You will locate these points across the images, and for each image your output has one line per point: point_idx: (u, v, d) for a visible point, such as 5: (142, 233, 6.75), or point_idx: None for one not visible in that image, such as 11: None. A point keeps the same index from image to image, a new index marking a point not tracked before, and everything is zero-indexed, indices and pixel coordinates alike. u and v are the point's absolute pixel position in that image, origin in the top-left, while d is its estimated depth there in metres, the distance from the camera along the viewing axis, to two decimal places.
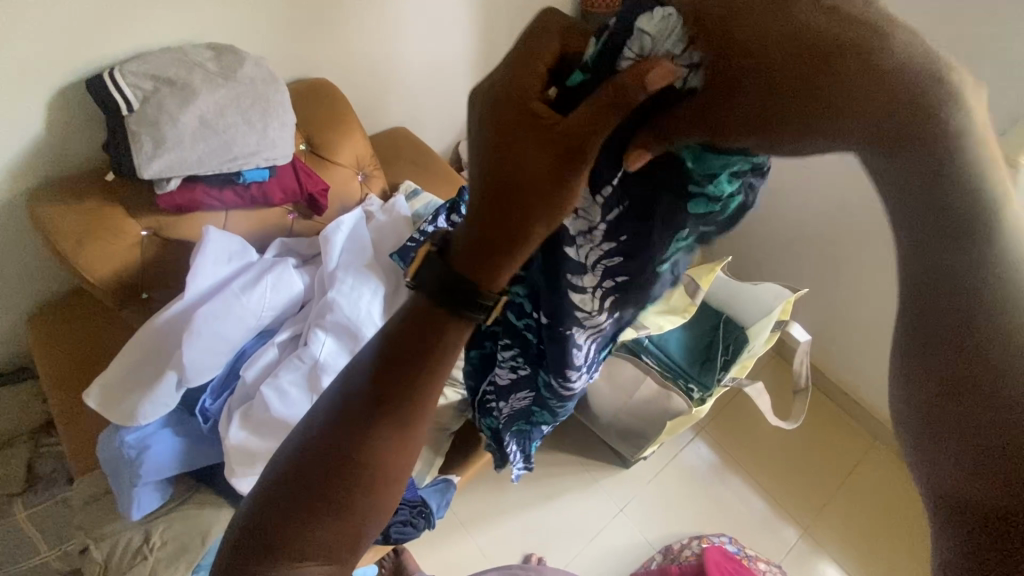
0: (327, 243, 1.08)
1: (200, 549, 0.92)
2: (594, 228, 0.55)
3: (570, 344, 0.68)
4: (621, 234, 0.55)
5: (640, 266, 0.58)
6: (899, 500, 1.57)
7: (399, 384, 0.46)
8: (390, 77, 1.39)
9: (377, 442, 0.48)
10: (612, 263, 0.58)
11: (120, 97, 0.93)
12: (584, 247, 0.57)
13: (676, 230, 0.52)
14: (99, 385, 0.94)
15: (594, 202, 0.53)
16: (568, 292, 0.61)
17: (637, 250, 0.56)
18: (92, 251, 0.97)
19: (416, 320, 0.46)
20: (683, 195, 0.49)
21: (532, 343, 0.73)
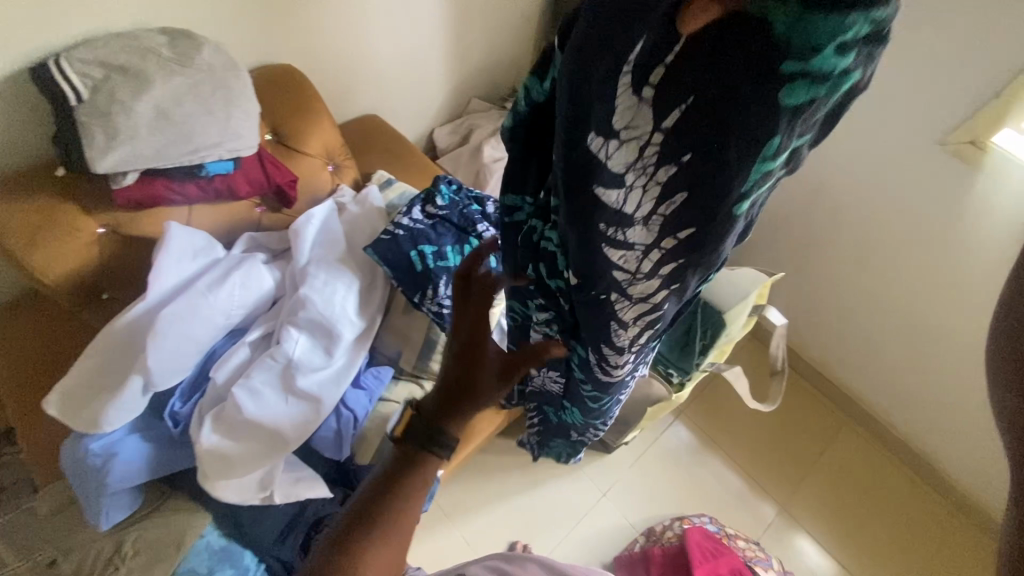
0: (297, 236, 1.04)
1: (175, 556, 0.90)
2: (643, 150, 0.40)
3: (612, 315, 0.60)
4: (680, 155, 0.40)
5: (704, 213, 0.44)
6: (872, 475, 1.62)
7: (388, 506, 0.62)
8: (360, 63, 1.35)
9: (366, 549, 0.61)
10: (666, 208, 0.45)
11: (68, 87, 0.87)
12: (628, 184, 0.43)
13: (762, 147, 0.37)
14: (59, 392, 0.89)
15: (641, 106, 0.38)
16: (603, 248, 0.49)
17: (703, 182, 0.41)
18: (44, 251, 0.92)
19: (404, 457, 0.63)
20: (778, 85, 0.34)
21: (566, 309, 0.63)
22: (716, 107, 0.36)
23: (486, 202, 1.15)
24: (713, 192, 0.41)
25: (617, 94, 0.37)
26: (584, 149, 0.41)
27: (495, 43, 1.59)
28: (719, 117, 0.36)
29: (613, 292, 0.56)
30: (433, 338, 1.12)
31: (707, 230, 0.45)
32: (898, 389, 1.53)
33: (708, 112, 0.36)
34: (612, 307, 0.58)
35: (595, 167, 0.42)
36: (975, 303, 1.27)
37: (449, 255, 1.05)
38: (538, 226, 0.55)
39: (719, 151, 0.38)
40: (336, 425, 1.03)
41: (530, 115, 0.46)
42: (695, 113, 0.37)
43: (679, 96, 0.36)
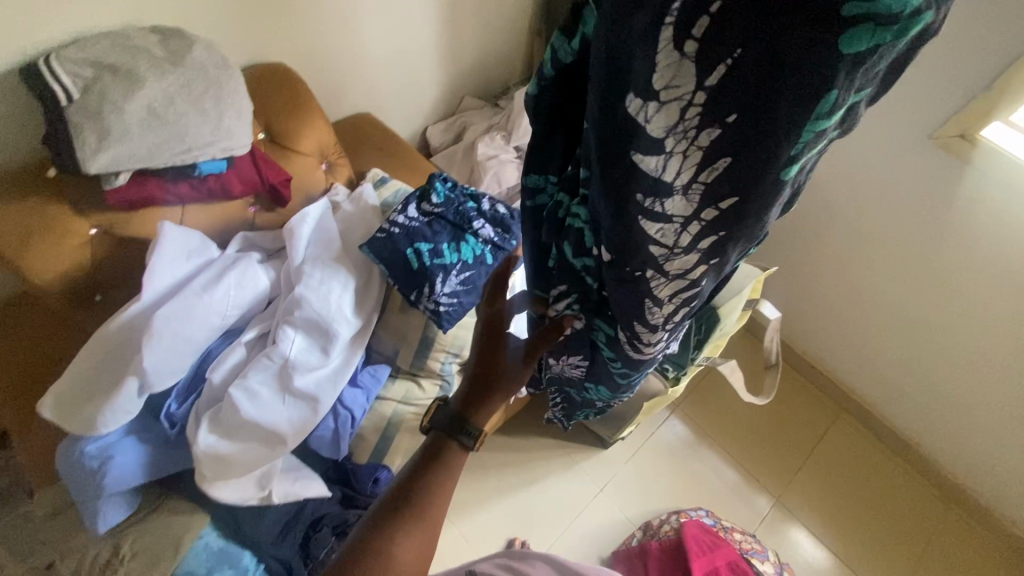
0: (292, 236, 1.04)
1: (173, 558, 0.89)
2: (686, 112, 0.35)
3: (643, 302, 0.52)
4: (724, 116, 0.34)
5: (750, 180, 0.37)
6: (866, 466, 1.64)
7: (420, 489, 0.63)
8: (353, 61, 1.34)
9: (397, 531, 0.62)
10: (708, 175, 0.38)
11: (59, 87, 0.86)
12: (668, 151, 0.37)
13: (820, 103, 0.31)
14: (53, 395, 0.88)
15: (683, 61, 0.32)
16: (641, 220, 0.43)
17: (750, 147, 0.35)
18: (36, 252, 0.91)
19: (433, 445, 0.65)
20: (838, 29, 0.28)
21: (593, 290, 0.56)
22: (768, 52, 0.30)
23: (482, 198, 1.14)
24: (761, 156, 0.35)
25: (655, 47, 0.32)
26: (622, 114, 0.36)
27: (487, 40, 1.59)
28: (771, 67, 0.30)
29: (646, 275, 0.48)
30: (430, 336, 1.11)
31: (755, 201, 0.38)
32: (890, 381, 1.55)
33: (762, 62, 0.30)
34: (645, 294, 0.51)
35: (633, 130, 0.37)
36: (965, 296, 1.29)
37: (445, 252, 1.05)
38: (565, 199, 0.50)
39: (771, 108, 0.32)
40: (333, 424, 1.03)
41: (556, 79, 0.42)
42: (746, 63, 0.31)
43: (726, 43, 0.31)
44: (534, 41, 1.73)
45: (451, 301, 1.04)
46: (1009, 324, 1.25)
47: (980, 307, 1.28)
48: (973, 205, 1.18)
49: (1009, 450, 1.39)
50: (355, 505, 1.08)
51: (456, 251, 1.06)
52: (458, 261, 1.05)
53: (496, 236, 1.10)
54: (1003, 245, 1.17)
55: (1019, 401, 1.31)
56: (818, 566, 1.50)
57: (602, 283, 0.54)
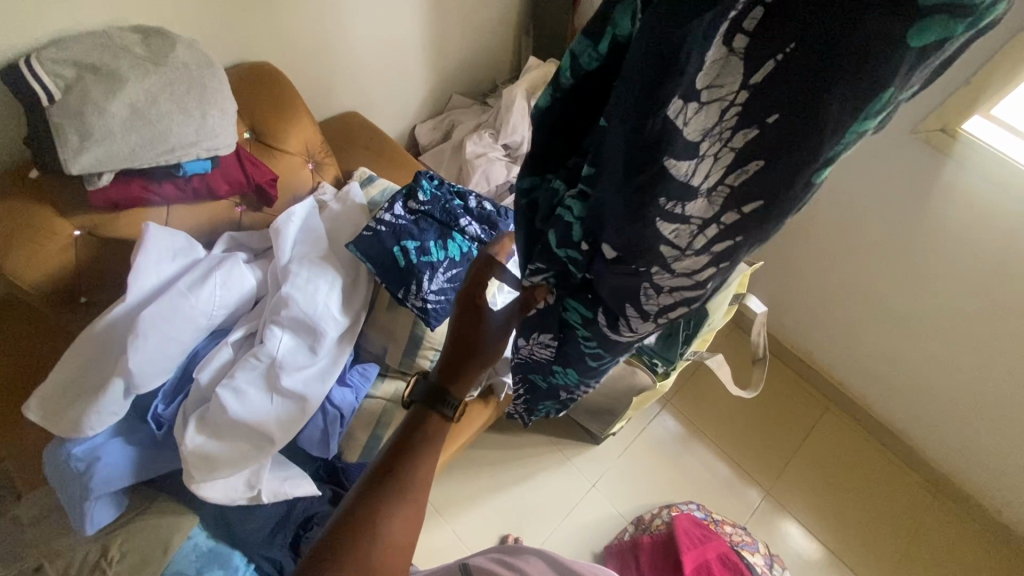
0: (278, 235, 1.03)
1: (162, 559, 0.89)
2: (723, 113, 0.34)
3: (633, 300, 0.49)
4: (765, 115, 0.33)
5: (782, 183, 0.35)
6: (854, 458, 1.66)
7: (402, 460, 0.64)
8: (338, 60, 1.34)
9: (381, 503, 0.62)
10: (736, 178, 0.37)
11: (40, 87, 0.85)
12: (701, 154, 0.36)
13: (874, 101, 0.29)
14: (38, 396, 0.88)
15: (730, 57, 0.32)
16: (657, 220, 0.40)
17: (784, 153, 0.33)
18: (21, 254, 0.90)
19: (413, 420, 0.67)
20: (909, 18, 0.27)
21: (574, 276, 0.54)
22: (821, 48, 0.29)
23: (468, 196, 1.15)
24: (802, 159, 0.33)
25: (707, 45, 0.32)
26: (660, 119, 0.35)
27: (474, 38, 1.59)
28: (827, 61, 0.29)
29: (645, 279, 0.46)
30: (418, 334, 1.11)
31: (782, 209, 0.36)
32: (876, 372, 1.57)
33: (814, 59, 0.30)
34: (640, 295, 0.48)
35: (665, 132, 0.36)
36: (949, 287, 1.31)
37: (432, 249, 1.05)
38: (562, 190, 0.48)
39: (819, 108, 0.31)
40: (322, 423, 1.02)
41: (575, 85, 0.43)
42: (796, 58, 0.30)
43: (777, 39, 0.31)
44: (522, 39, 1.74)
45: (438, 298, 1.04)
46: (991, 314, 1.26)
47: (962, 298, 1.29)
48: (953, 198, 1.20)
49: (995, 439, 1.40)
50: None
51: (443, 249, 1.06)
52: (445, 259, 1.06)
53: (482, 232, 1.11)
54: (984, 236, 1.19)
55: (1002, 391, 1.33)
56: (809, 558, 1.51)
57: (586, 273, 0.52)
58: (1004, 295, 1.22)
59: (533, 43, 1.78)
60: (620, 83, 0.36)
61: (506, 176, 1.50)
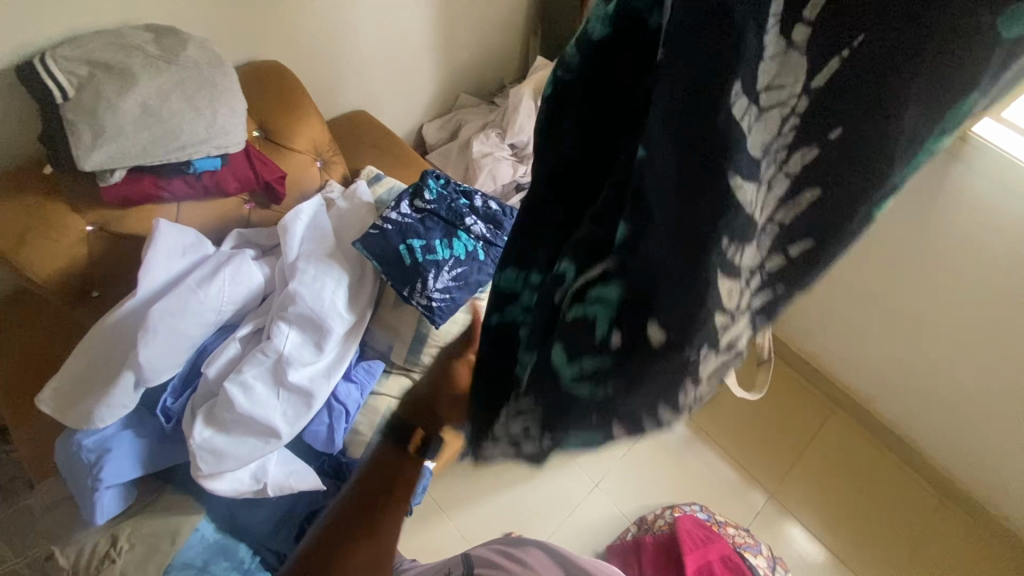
0: (286, 233, 1.05)
1: (168, 550, 0.90)
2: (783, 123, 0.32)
3: (674, 404, 0.37)
4: (827, 130, 0.32)
5: (842, 208, 0.34)
6: (859, 462, 1.65)
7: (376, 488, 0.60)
8: (347, 59, 1.35)
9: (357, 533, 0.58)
10: (787, 213, 0.36)
11: (55, 85, 0.88)
12: (761, 176, 0.32)
13: (954, 110, 0.30)
14: (51, 388, 0.90)
15: (790, 52, 0.30)
16: (715, 273, 0.33)
17: (846, 173, 0.33)
18: (35, 247, 0.92)
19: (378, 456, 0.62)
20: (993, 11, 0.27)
21: (581, 402, 0.40)
22: (888, 51, 0.28)
23: (474, 195, 1.15)
24: (859, 184, 0.33)
25: (764, 30, 0.28)
26: (721, 120, 0.29)
27: (482, 38, 1.60)
28: (905, 60, 0.28)
29: (692, 372, 0.36)
30: (422, 332, 1.12)
31: (832, 243, 0.36)
32: (882, 376, 1.56)
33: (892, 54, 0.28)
34: (678, 395, 0.37)
35: (730, 136, 0.30)
36: (955, 290, 1.30)
37: (438, 248, 1.06)
38: (570, 275, 0.39)
39: (891, 119, 0.30)
40: (328, 420, 1.04)
41: (584, 71, 0.36)
42: (866, 53, 0.28)
43: (842, 36, 0.29)
44: (530, 40, 1.75)
45: (443, 296, 1.04)
46: (996, 317, 1.26)
47: (968, 301, 1.29)
48: (959, 200, 1.20)
49: (1002, 443, 1.39)
50: None
51: (448, 247, 1.06)
52: (450, 257, 1.06)
53: (487, 231, 1.11)
54: (990, 238, 1.19)
55: (1009, 395, 1.32)
56: (810, 560, 1.51)
57: (606, 390, 0.38)
58: (1011, 298, 1.21)
59: (541, 44, 1.79)
60: (658, 82, 0.30)
61: (512, 175, 1.50)
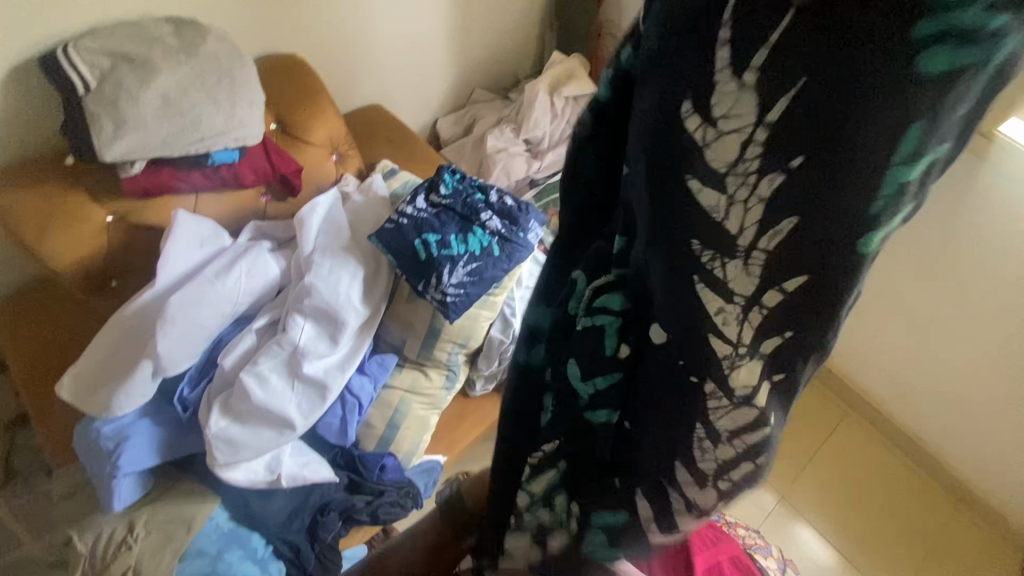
0: (302, 226, 1.06)
1: (185, 537, 0.92)
2: (744, 147, 0.25)
3: (685, 458, 0.36)
4: (790, 160, 0.25)
5: (833, 257, 0.26)
6: (872, 467, 1.63)
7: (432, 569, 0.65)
8: (363, 52, 1.36)
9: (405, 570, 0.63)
10: (762, 260, 0.28)
11: (77, 77, 0.89)
12: (725, 202, 0.27)
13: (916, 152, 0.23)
14: (72, 376, 0.92)
15: (743, 89, 0.24)
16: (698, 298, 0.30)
17: (819, 211, 0.26)
18: (56, 237, 0.94)
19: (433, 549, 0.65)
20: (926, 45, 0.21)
21: (600, 443, 0.39)
22: (841, 76, 0.22)
23: (489, 190, 1.14)
24: (836, 227, 0.26)
25: (711, 54, 0.24)
26: (679, 140, 0.26)
27: (498, 33, 1.60)
28: (859, 93, 0.22)
29: (696, 415, 0.34)
30: (436, 326, 1.12)
31: (829, 302, 0.28)
32: (899, 378, 1.54)
33: (842, 81, 0.22)
34: (692, 450, 0.35)
35: (685, 151, 0.27)
36: (974, 291, 1.28)
37: (453, 243, 1.05)
38: (582, 284, 0.36)
39: (854, 152, 0.24)
40: (341, 413, 1.05)
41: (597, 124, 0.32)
42: (816, 83, 0.23)
43: (790, 67, 0.23)
44: (546, 34, 1.74)
45: (457, 292, 1.04)
46: (1016, 319, 1.24)
47: (988, 302, 1.27)
48: (980, 200, 1.18)
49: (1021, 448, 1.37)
50: (361, 491, 1.06)
51: (464, 243, 1.06)
52: (465, 252, 1.05)
53: (503, 227, 1.09)
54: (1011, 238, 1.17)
55: None
56: (823, 564, 1.49)
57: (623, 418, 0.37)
58: None
59: (557, 38, 1.77)
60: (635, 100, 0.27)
61: (527, 171, 1.49)
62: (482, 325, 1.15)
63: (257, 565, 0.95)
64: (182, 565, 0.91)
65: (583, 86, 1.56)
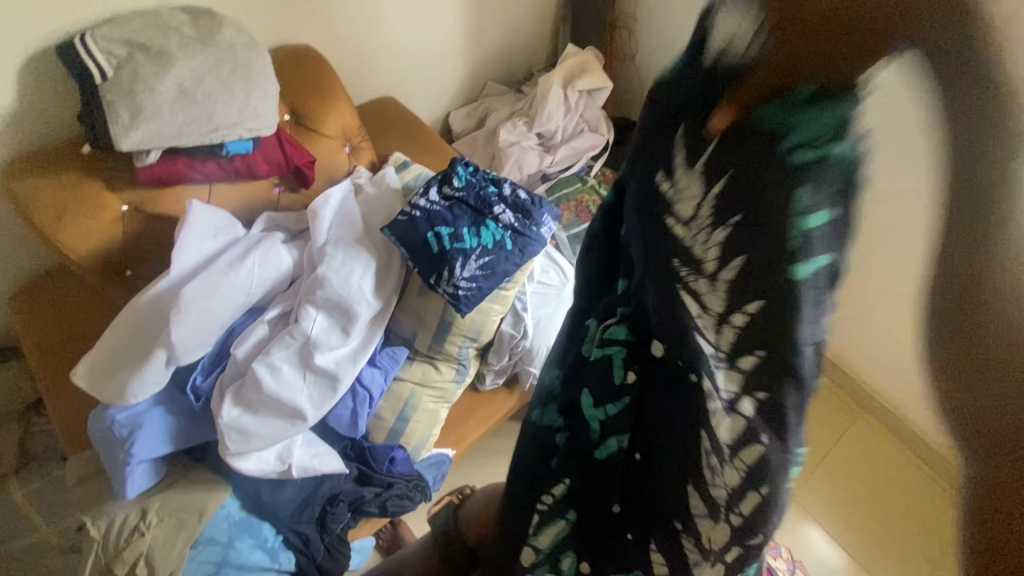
0: (315, 217, 1.06)
1: (197, 526, 0.93)
2: (699, 209, 0.29)
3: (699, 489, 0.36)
4: (729, 228, 0.28)
5: (771, 322, 0.28)
6: (886, 470, 1.61)
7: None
8: (378, 44, 1.36)
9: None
10: (719, 326, 0.31)
11: (94, 65, 0.89)
12: (692, 260, 0.30)
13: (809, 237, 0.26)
14: (87, 363, 0.93)
15: (692, 178, 0.29)
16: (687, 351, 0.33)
17: (758, 277, 0.28)
18: (72, 225, 0.95)
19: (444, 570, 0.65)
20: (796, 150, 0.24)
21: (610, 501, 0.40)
22: (746, 173, 0.27)
23: (503, 183, 1.14)
24: (769, 295, 0.28)
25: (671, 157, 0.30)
26: (659, 217, 0.31)
27: (512, 25, 1.59)
28: (760, 187, 0.26)
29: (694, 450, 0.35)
30: (448, 320, 1.12)
31: (778, 365, 0.29)
32: None
33: (747, 177, 0.27)
34: (695, 491, 0.36)
35: (662, 224, 0.31)
36: None
37: (465, 236, 1.05)
38: (594, 328, 0.39)
39: (767, 231, 0.27)
40: (352, 405, 1.04)
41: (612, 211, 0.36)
42: (731, 175, 0.27)
43: (716, 164, 0.28)
44: (560, 27, 1.72)
45: (469, 285, 1.04)
46: None
47: None
48: None
49: None
50: (370, 482, 1.06)
51: (476, 236, 1.05)
52: (477, 246, 1.05)
53: (516, 221, 1.08)
54: None
55: None
56: (832, 566, 1.48)
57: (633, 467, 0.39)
58: None
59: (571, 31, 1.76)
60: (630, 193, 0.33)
61: (539, 164, 1.49)
62: (493, 319, 1.14)
63: (267, 554, 0.96)
64: (193, 552, 0.92)
65: (597, 80, 1.54)
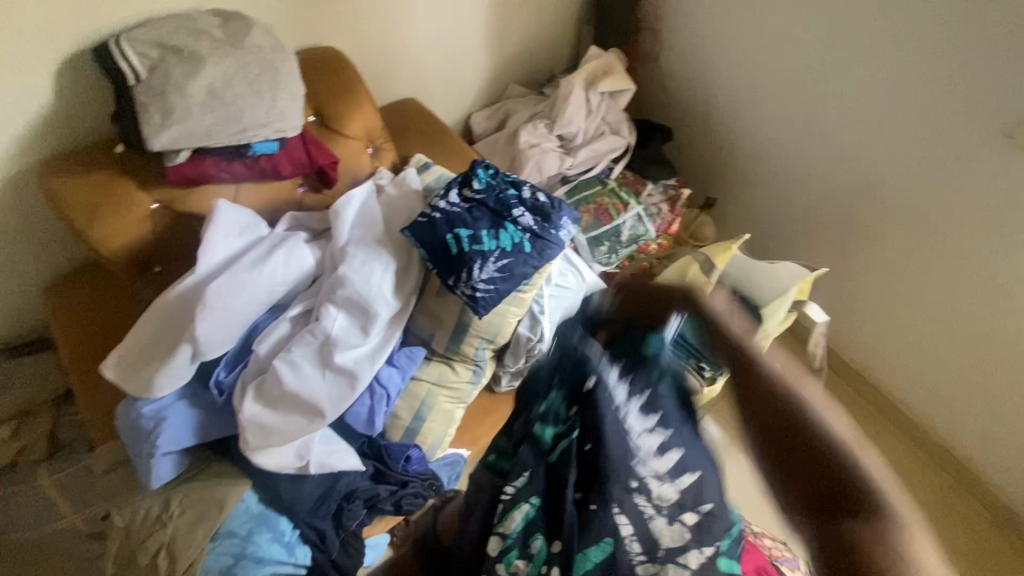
0: (338, 217, 1.08)
1: (217, 517, 0.95)
2: (605, 350, 0.63)
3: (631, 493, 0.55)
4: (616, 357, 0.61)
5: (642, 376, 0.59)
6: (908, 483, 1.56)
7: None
8: (402, 47, 1.37)
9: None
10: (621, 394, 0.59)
11: (128, 67, 0.92)
12: (606, 365, 0.61)
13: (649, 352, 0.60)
14: (116, 357, 0.96)
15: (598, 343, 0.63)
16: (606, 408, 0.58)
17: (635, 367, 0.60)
18: (105, 223, 0.98)
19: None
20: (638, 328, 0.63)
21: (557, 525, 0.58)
22: (618, 339, 0.63)
23: (522, 186, 1.14)
24: (643, 369, 0.60)
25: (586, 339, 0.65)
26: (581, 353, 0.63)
27: (535, 28, 1.59)
28: (628, 340, 0.62)
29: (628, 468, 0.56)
30: (465, 321, 1.12)
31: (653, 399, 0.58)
32: (943, 391, 1.49)
33: (625, 339, 0.63)
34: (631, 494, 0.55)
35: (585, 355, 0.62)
36: None
37: (484, 238, 1.05)
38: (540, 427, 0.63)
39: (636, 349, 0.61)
40: (369, 403, 1.06)
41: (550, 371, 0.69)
42: (615, 339, 0.63)
43: (612, 338, 0.63)
44: (583, 29, 1.71)
45: (487, 288, 1.04)
46: None
47: None
48: None
49: None
50: (386, 480, 1.08)
51: (495, 238, 1.05)
52: (496, 248, 1.05)
53: (535, 224, 1.09)
54: None
55: None
56: None
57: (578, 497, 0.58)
58: None
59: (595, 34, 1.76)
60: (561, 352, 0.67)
61: (559, 167, 1.49)
62: (510, 321, 1.14)
63: (283, 548, 0.97)
64: (213, 544, 0.94)
65: (621, 82, 1.54)
